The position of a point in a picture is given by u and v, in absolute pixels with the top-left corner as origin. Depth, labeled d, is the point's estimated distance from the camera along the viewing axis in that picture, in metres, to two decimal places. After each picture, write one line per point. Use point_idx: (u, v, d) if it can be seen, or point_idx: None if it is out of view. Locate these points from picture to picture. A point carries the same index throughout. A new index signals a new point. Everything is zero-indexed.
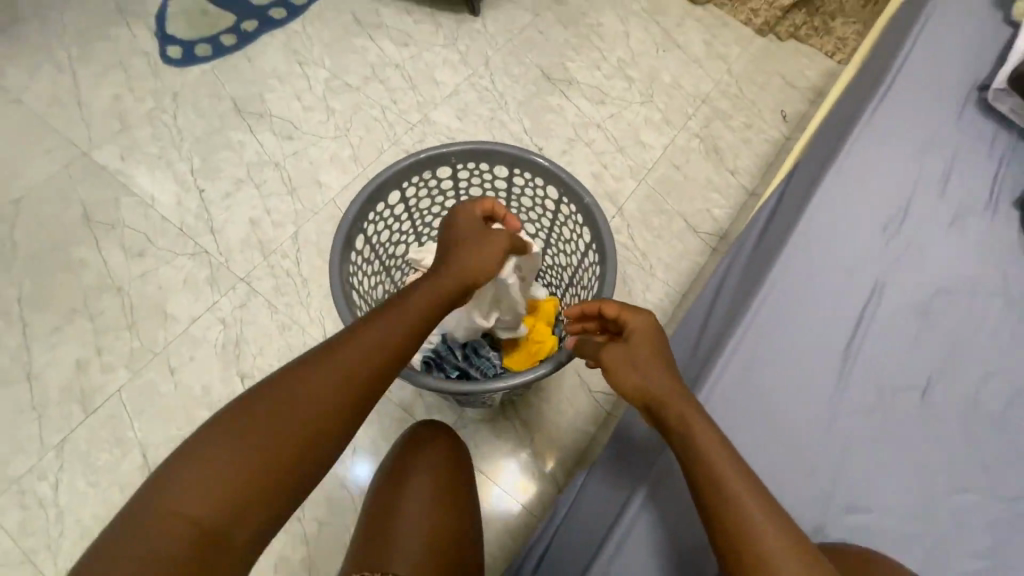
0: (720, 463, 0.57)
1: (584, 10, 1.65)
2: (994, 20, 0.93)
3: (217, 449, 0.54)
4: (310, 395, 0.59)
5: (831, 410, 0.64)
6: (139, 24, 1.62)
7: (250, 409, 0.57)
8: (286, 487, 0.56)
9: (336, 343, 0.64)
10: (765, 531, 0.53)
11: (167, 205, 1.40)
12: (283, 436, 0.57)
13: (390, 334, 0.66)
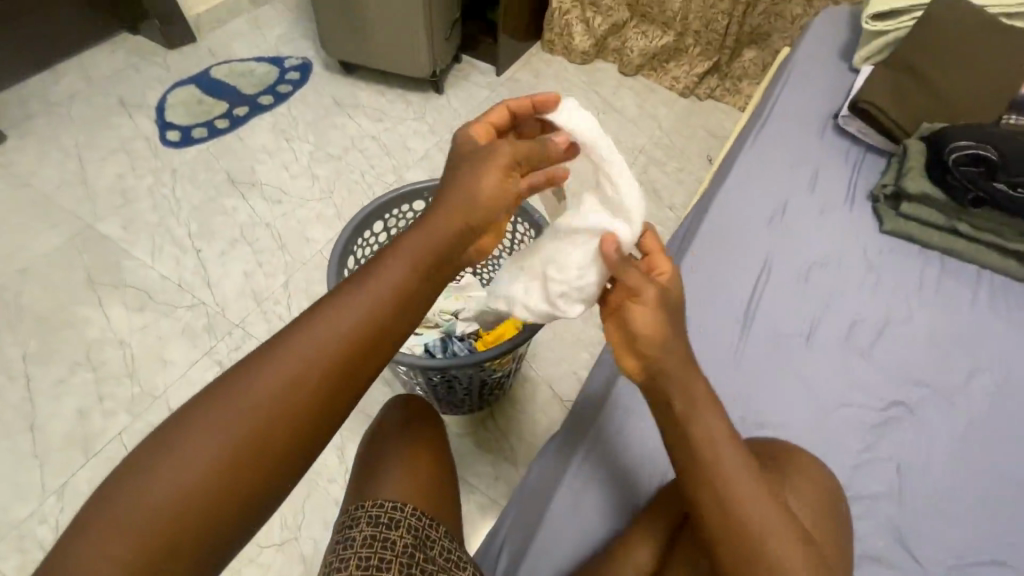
0: (698, 417, 0.60)
1: (533, 85, 1.94)
2: (842, 69, 1.19)
3: (186, 442, 0.49)
4: (284, 373, 0.51)
5: (735, 353, 0.78)
6: (142, 114, 1.84)
7: (223, 392, 0.51)
8: (269, 470, 0.50)
9: (312, 310, 0.55)
10: (743, 500, 0.56)
11: (166, 264, 1.54)
12: (259, 421, 0.50)
13: (373, 296, 0.55)
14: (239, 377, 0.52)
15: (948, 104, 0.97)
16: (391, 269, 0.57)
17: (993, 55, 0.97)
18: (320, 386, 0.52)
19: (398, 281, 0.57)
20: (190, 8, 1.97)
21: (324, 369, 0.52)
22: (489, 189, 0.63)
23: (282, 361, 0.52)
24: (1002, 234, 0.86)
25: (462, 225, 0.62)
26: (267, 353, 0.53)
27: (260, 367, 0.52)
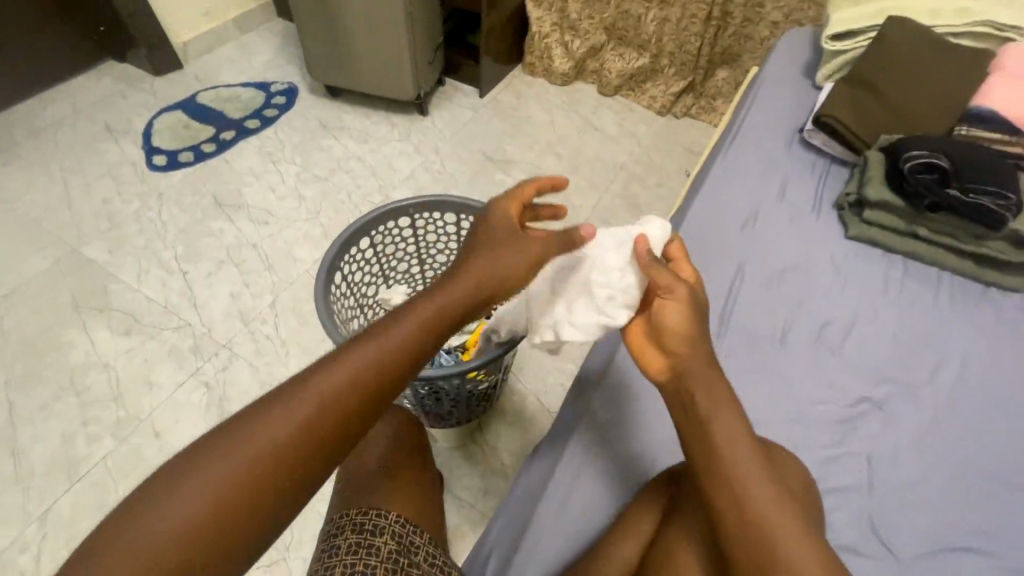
0: (720, 416, 0.62)
1: (515, 105, 2.00)
2: (806, 86, 1.25)
3: (192, 481, 0.47)
4: (297, 418, 0.51)
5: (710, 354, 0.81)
6: (128, 139, 1.85)
7: (234, 433, 0.50)
8: (270, 513, 0.48)
9: (331, 356, 0.55)
10: (757, 498, 0.58)
11: (153, 287, 1.54)
12: (268, 467, 0.49)
13: (390, 349, 0.56)
14: (253, 418, 0.51)
15: (903, 116, 1.03)
16: (411, 327, 0.58)
17: (942, 71, 1.04)
18: (332, 436, 0.52)
19: (415, 337, 0.58)
20: (177, 36, 2.01)
21: (338, 419, 0.52)
22: (509, 259, 0.67)
23: (296, 405, 0.51)
24: (958, 236, 0.91)
25: (480, 289, 0.64)
26: (283, 396, 0.52)
27: (274, 410, 0.51)
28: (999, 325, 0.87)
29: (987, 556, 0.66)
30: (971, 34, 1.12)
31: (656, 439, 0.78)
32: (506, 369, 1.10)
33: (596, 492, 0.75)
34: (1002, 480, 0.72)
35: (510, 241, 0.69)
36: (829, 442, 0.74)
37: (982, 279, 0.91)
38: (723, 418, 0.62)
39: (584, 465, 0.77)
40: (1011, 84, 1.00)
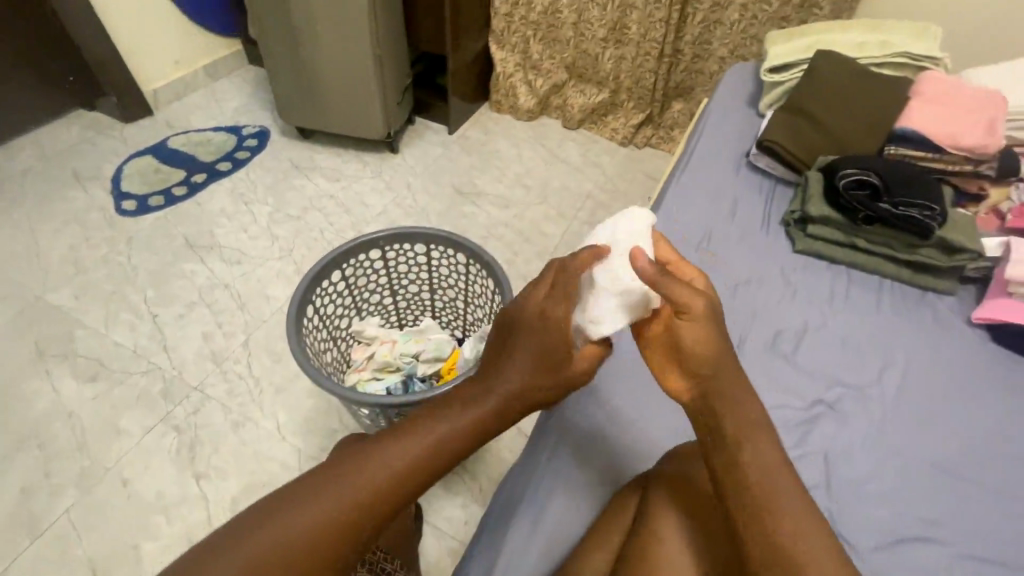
0: (758, 431, 0.61)
1: (483, 141, 2.07)
2: (751, 115, 1.34)
3: (238, 552, 0.51)
4: (341, 507, 0.55)
5: None
6: (97, 186, 1.85)
7: (283, 507, 0.54)
8: None
9: (380, 446, 0.59)
10: (788, 512, 0.56)
11: (121, 331, 1.52)
12: (312, 551, 0.53)
13: (435, 452, 0.59)
14: (300, 497, 0.55)
15: (836, 139, 1.12)
16: (456, 427, 0.61)
17: (869, 97, 1.14)
18: (356, 532, 0.55)
19: (457, 442, 0.61)
20: (148, 83, 2.05)
21: (379, 514, 0.56)
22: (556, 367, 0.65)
23: (330, 499, 0.55)
24: (895, 246, 0.98)
25: (528, 397, 0.64)
26: (335, 480, 0.56)
27: (322, 494, 0.55)
28: (936, 325, 0.93)
29: (939, 543, 0.70)
30: (892, 63, 1.23)
31: (621, 451, 0.80)
32: None
33: (571, 504, 0.76)
34: (949, 471, 0.77)
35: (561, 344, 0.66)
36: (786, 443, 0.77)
37: (918, 284, 0.99)
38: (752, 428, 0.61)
39: (556, 479, 0.78)
40: (928, 109, 1.10)
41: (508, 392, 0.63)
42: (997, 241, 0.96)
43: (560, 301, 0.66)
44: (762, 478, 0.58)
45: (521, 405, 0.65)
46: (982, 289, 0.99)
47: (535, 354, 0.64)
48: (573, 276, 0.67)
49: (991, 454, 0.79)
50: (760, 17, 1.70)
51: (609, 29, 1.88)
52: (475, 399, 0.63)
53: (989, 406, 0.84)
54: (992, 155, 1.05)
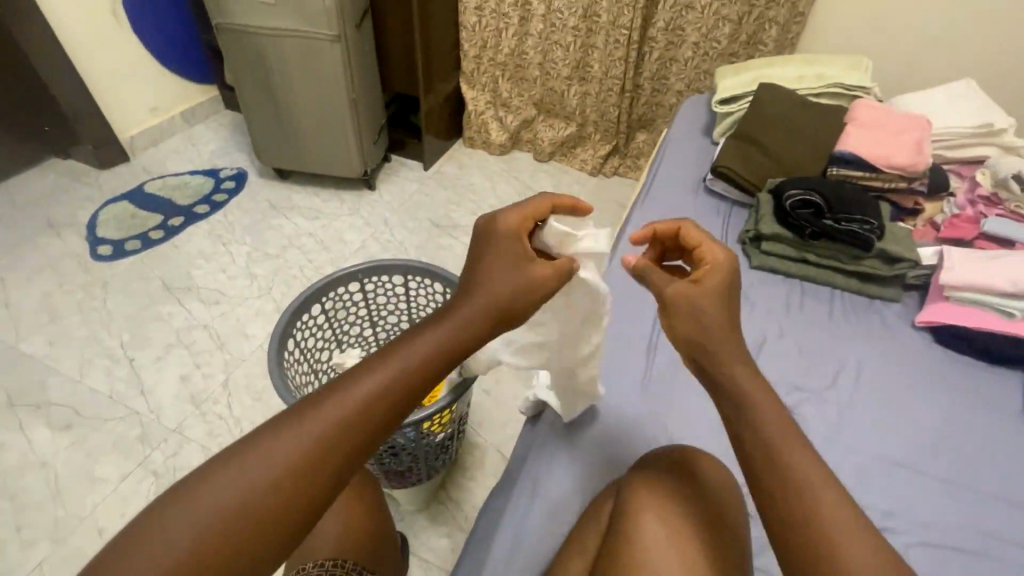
0: (768, 419, 0.58)
1: (457, 175, 2.13)
2: (706, 143, 1.44)
3: (193, 504, 0.48)
4: (301, 444, 0.51)
5: (641, 384, 0.94)
6: (71, 232, 1.85)
7: (238, 454, 0.51)
8: (271, 530, 0.49)
9: (337, 382, 0.56)
10: (812, 500, 0.53)
11: (96, 377, 1.50)
12: (296, 475, 0.50)
13: (397, 377, 0.57)
14: (256, 441, 0.52)
15: (783, 163, 1.21)
16: (417, 352, 0.59)
17: (809, 124, 1.24)
18: (341, 453, 0.53)
19: (421, 366, 0.58)
20: (124, 130, 2.08)
21: (346, 449, 0.53)
22: (525, 280, 0.66)
23: (306, 424, 0.52)
24: (842, 259, 1.06)
25: (490, 311, 0.63)
26: (310, 407, 0.54)
27: (278, 434, 0.52)
28: (884, 330, 1.01)
29: (894, 534, 0.76)
30: (829, 93, 1.35)
31: (595, 459, 0.84)
32: (461, 419, 1.14)
33: (551, 516, 0.78)
34: (901, 464, 0.83)
35: (523, 256, 0.67)
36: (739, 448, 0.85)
37: (866, 293, 1.06)
38: (759, 414, 0.58)
39: (536, 492, 0.81)
40: (863, 133, 1.20)
41: (466, 312, 0.63)
42: (932, 250, 1.05)
43: (513, 210, 0.69)
44: (776, 467, 0.55)
45: (485, 317, 0.63)
46: (923, 295, 1.07)
47: (497, 261, 0.66)
48: (535, 201, 0.71)
49: (939, 447, 0.86)
50: (712, 54, 1.80)
51: (573, 67, 1.98)
52: (433, 325, 0.62)
53: (937, 402, 0.91)
54: (922, 172, 1.15)
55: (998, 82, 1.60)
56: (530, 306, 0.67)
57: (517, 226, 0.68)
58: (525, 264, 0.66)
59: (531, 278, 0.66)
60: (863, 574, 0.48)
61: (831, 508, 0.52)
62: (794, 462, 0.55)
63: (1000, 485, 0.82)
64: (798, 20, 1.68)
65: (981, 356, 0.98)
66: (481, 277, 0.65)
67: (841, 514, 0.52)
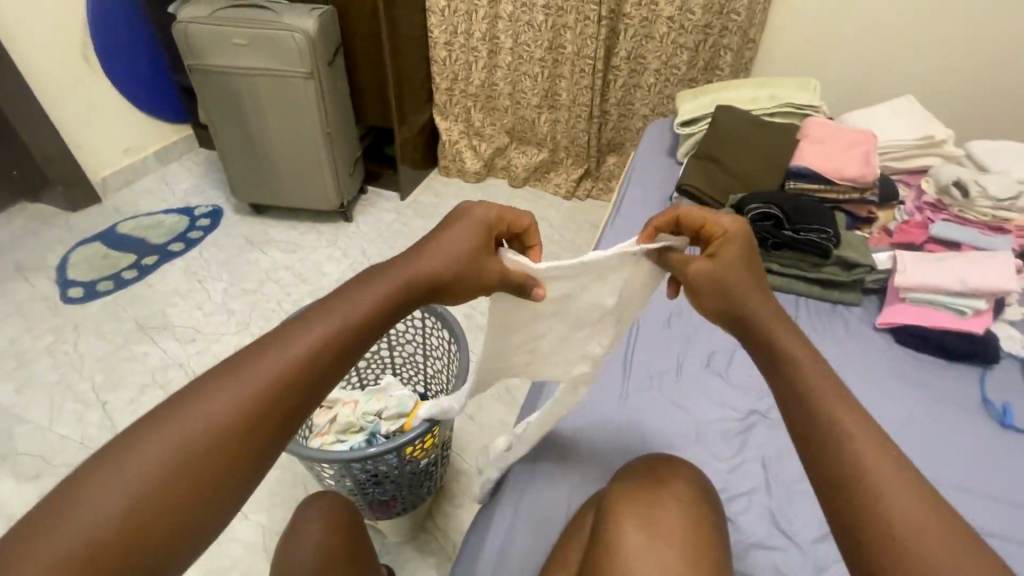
0: (819, 386, 0.59)
1: (434, 203, 2.16)
2: (671, 162, 1.49)
3: (123, 467, 0.47)
4: (235, 405, 0.52)
5: (622, 392, 0.97)
6: (40, 276, 1.82)
7: (164, 420, 0.51)
8: (220, 477, 0.50)
9: (267, 343, 0.57)
10: (866, 460, 0.53)
11: (66, 423, 1.45)
12: (238, 422, 0.52)
13: (334, 334, 0.59)
14: (186, 403, 0.52)
15: (743, 180, 1.27)
16: (352, 311, 0.61)
17: (766, 142, 1.30)
18: (285, 400, 0.54)
19: (358, 324, 0.60)
20: (96, 172, 2.07)
21: (285, 404, 0.55)
22: (477, 266, 0.69)
23: (248, 375, 0.54)
24: (804, 267, 1.13)
25: (428, 281, 0.66)
26: (253, 358, 0.55)
27: (215, 390, 0.53)
28: (847, 334, 1.07)
29: None
30: (781, 113, 1.43)
31: (587, 468, 0.86)
32: (445, 444, 1.14)
33: (535, 531, 0.80)
34: None
35: (481, 242, 0.69)
36: (714, 456, 0.90)
37: (828, 299, 1.13)
38: (808, 381, 0.60)
39: (521, 508, 0.82)
40: (816, 149, 1.26)
41: (402, 276, 0.64)
42: (886, 256, 1.12)
43: (488, 204, 0.71)
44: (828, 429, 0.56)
45: (423, 282, 0.65)
46: (882, 299, 1.14)
47: (453, 239, 0.68)
48: (517, 212, 0.73)
49: (904, 442, 0.91)
50: (673, 80, 1.87)
51: (542, 96, 2.05)
52: (367, 286, 0.63)
53: (902, 398, 0.97)
54: (872, 183, 1.22)
55: (938, 96, 1.71)
56: (475, 290, 0.70)
57: (483, 214, 0.70)
58: (479, 252, 0.69)
59: (482, 264, 0.69)
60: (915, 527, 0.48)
61: (879, 463, 0.52)
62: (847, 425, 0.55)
63: (965, 476, 0.87)
64: (750, 46, 1.78)
65: (937, 353, 1.04)
66: (426, 248, 0.67)
67: (895, 477, 0.51)
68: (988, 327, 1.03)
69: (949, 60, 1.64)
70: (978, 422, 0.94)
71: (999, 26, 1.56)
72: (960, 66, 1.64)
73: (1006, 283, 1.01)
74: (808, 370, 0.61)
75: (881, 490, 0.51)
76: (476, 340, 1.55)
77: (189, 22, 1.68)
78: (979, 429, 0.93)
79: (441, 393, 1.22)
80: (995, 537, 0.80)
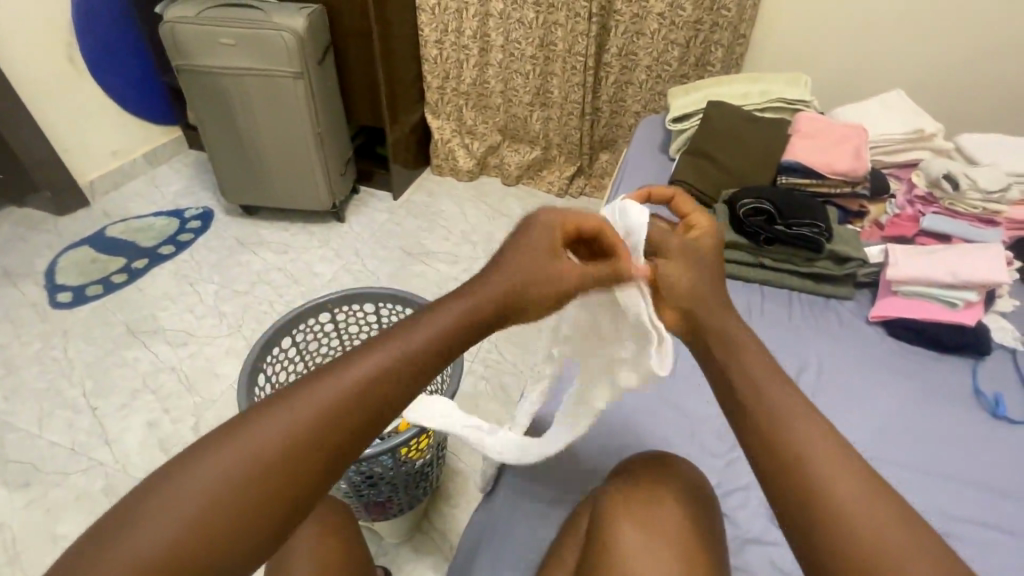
0: (769, 387, 0.58)
1: (427, 203, 2.15)
2: (663, 158, 1.49)
3: (172, 493, 0.48)
4: (287, 444, 0.52)
5: None
6: (28, 282, 1.80)
7: (217, 449, 0.51)
8: (268, 510, 0.50)
9: (326, 373, 0.56)
10: (817, 465, 0.53)
11: (56, 430, 1.44)
12: (291, 455, 0.52)
13: (392, 366, 0.57)
14: (242, 431, 0.52)
15: (735, 175, 1.27)
16: (407, 347, 0.59)
17: (757, 137, 1.31)
18: (339, 436, 0.54)
19: (417, 357, 0.59)
20: (83, 175, 2.04)
21: (337, 440, 0.54)
22: (547, 280, 0.63)
23: (307, 406, 0.54)
24: (797, 262, 1.13)
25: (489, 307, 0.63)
26: (313, 387, 0.55)
27: (272, 419, 0.53)
28: (840, 328, 1.08)
29: None
30: (772, 108, 1.43)
31: (583, 464, 0.86)
32: (440, 444, 1.13)
33: (532, 531, 0.79)
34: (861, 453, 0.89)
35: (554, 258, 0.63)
36: (709, 450, 0.90)
37: (821, 293, 1.13)
38: (761, 383, 0.59)
39: (517, 506, 0.82)
40: (808, 143, 1.27)
41: (460, 307, 0.62)
42: (877, 249, 1.13)
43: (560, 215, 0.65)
44: (781, 432, 0.55)
45: (484, 311, 0.62)
46: (874, 292, 1.14)
47: (524, 256, 0.63)
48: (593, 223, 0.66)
49: (897, 435, 0.91)
50: (664, 76, 1.87)
51: (534, 94, 2.04)
52: (426, 316, 0.61)
53: (893, 391, 0.97)
54: (863, 177, 1.23)
55: (927, 90, 1.72)
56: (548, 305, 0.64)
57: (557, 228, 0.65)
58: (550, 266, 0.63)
59: (555, 280, 0.63)
60: (864, 531, 0.49)
61: (829, 467, 0.52)
62: (798, 429, 0.55)
63: (958, 468, 0.88)
64: (741, 41, 1.78)
65: (930, 345, 1.04)
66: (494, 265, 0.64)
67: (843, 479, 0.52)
68: (979, 319, 1.04)
69: (937, 54, 1.65)
70: (971, 413, 0.95)
71: (986, 19, 1.57)
72: (947, 60, 1.65)
73: (997, 275, 1.02)
74: (762, 370, 0.60)
75: (835, 495, 0.51)
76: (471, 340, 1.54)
77: (176, 23, 1.66)
78: (972, 421, 0.94)
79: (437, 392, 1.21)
80: (987, 528, 0.81)
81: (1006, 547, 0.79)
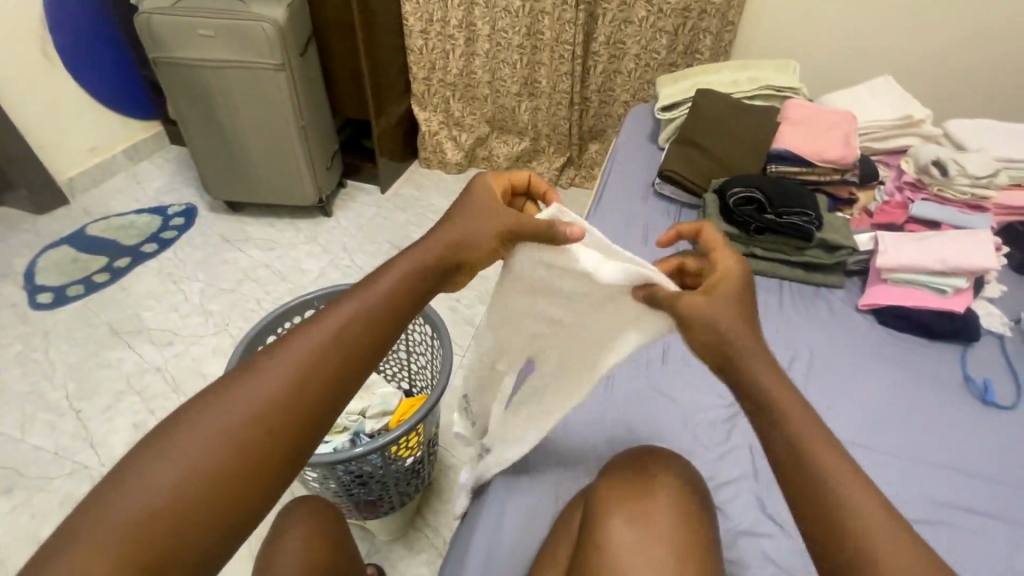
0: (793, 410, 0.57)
1: (416, 197, 2.11)
2: (652, 147, 1.47)
3: (156, 467, 0.49)
4: (273, 387, 0.54)
5: (607, 383, 0.97)
6: (6, 283, 1.75)
7: (195, 415, 0.52)
8: (257, 465, 0.52)
9: (295, 331, 0.59)
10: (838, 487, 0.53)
11: (38, 434, 1.41)
12: (270, 408, 0.53)
13: (358, 319, 0.60)
14: (218, 396, 0.53)
15: (725, 164, 1.26)
16: (372, 300, 0.62)
17: (746, 126, 1.30)
18: (317, 386, 0.56)
19: (382, 311, 0.61)
20: (62, 172, 2.00)
21: (316, 390, 0.56)
22: (484, 222, 0.68)
23: (279, 363, 0.56)
24: (788, 251, 1.13)
25: (440, 259, 0.66)
26: (282, 347, 0.57)
27: (248, 380, 0.54)
28: (830, 318, 1.07)
29: None
30: (761, 96, 1.42)
31: (574, 461, 0.85)
32: (432, 441, 1.13)
33: (522, 528, 0.78)
34: (856, 444, 0.88)
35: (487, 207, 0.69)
36: (701, 443, 0.90)
37: (812, 282, 1.13)
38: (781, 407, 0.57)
39: (508, 503, 0.81)
40: (796, 131, 1.26)
41: (416, 260, 0.65)
42: (867, 237, 1.12)
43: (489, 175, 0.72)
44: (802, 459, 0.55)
45: (439, 264, 0.66)
46: (864, 281, 1.14)
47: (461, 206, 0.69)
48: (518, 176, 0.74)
49: (889, 424, 0.91)
50: (653, 65, 1.85)
51: (521, 84, 2.02)
52: (387, 271, 0.64)
53: (884, 382, 0.97)
54: (852, 165, 1.22)
55: (914, 77, 1.71)
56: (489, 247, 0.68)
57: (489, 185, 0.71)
58: (487, 211, 0.68)
59: (490, 223, 0.68)
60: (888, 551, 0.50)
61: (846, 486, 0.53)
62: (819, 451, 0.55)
63: (952, 456, 0.88)
64: (730, 28, 1.75)
65: (920, 333, 1.04)
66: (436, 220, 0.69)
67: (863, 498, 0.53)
68: (969, 306, 1.04)
69: (925, 41, 1.65)
70: (962, 399, 0.95)
71: (973, 7, 1.57)
72: (935, 48, 1.65)
73: (985, 262, 1.02)
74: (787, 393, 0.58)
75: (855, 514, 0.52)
76: (463, 335, 1.53)
77: (152, 14, 1.61)
78: (962, 407, 0.94)
79: (427, 390, 1.19)
80: (980, 515, 0.81)
81: (997, 532, 0.79)
